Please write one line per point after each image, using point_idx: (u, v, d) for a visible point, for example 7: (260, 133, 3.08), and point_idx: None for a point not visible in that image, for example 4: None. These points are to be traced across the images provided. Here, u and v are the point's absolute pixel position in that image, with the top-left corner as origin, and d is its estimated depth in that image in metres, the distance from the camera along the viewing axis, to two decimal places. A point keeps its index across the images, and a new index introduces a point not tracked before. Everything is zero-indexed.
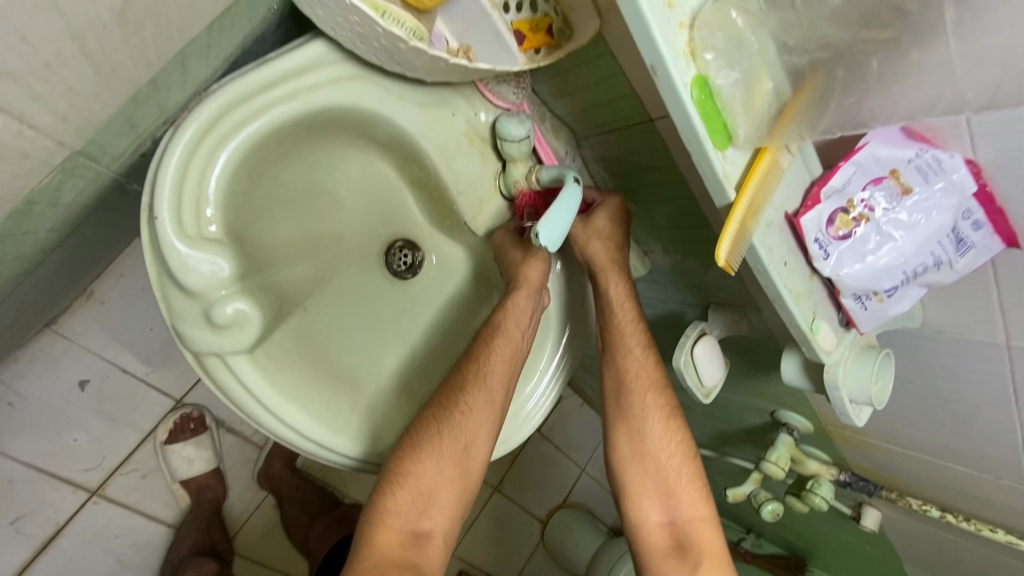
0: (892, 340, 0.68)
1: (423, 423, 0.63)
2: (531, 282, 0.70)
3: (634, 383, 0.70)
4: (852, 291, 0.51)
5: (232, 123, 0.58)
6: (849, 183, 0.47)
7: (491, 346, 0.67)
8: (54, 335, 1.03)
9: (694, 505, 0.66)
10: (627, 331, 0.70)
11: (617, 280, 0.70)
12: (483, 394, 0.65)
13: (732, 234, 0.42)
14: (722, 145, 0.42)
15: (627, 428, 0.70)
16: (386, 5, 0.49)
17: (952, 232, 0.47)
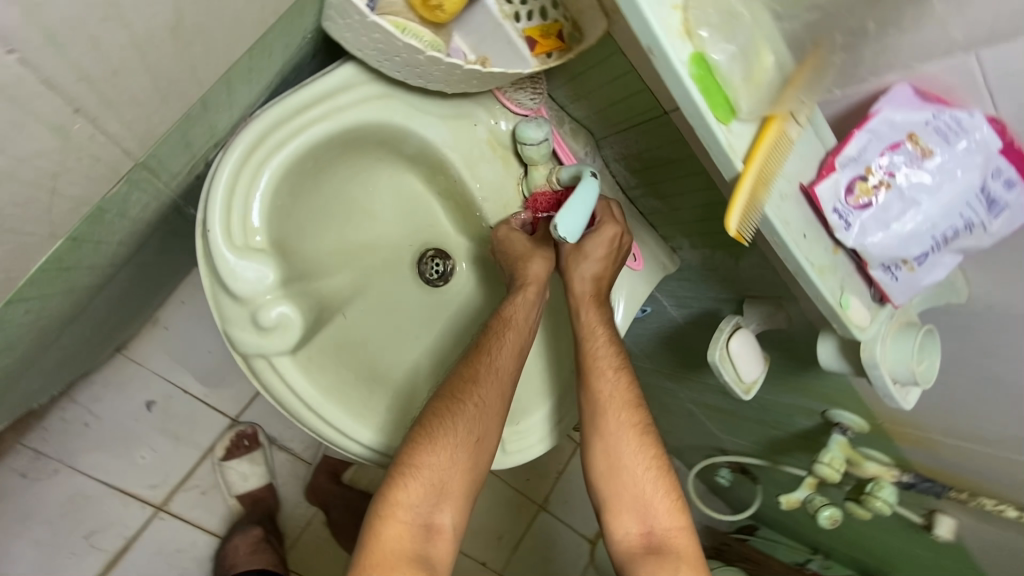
0: (938, 319, 0.66)
1: (435, 413, 0.57)
2: (538, 279, 0.67)
3: (607, 400, 0.69)
4: (879, 261, 0.50)
5: (274, 142, 0.63)
6: (865, 150, 0.47)
7: (500, 338, 0.62)
8: (124, 359, 1.14)
9: (668, 515, 0.65)
10: (597, 354, 0.71)
11: (590, 308, 0.72)
12: (496, 387, 0.59)
13: (741, 205, 0.42)
14: (726, 118, 0.42)
15: (602, 443, 0.68)
16: (405, 22, 0.54)
17: (983, 192, 0.45)
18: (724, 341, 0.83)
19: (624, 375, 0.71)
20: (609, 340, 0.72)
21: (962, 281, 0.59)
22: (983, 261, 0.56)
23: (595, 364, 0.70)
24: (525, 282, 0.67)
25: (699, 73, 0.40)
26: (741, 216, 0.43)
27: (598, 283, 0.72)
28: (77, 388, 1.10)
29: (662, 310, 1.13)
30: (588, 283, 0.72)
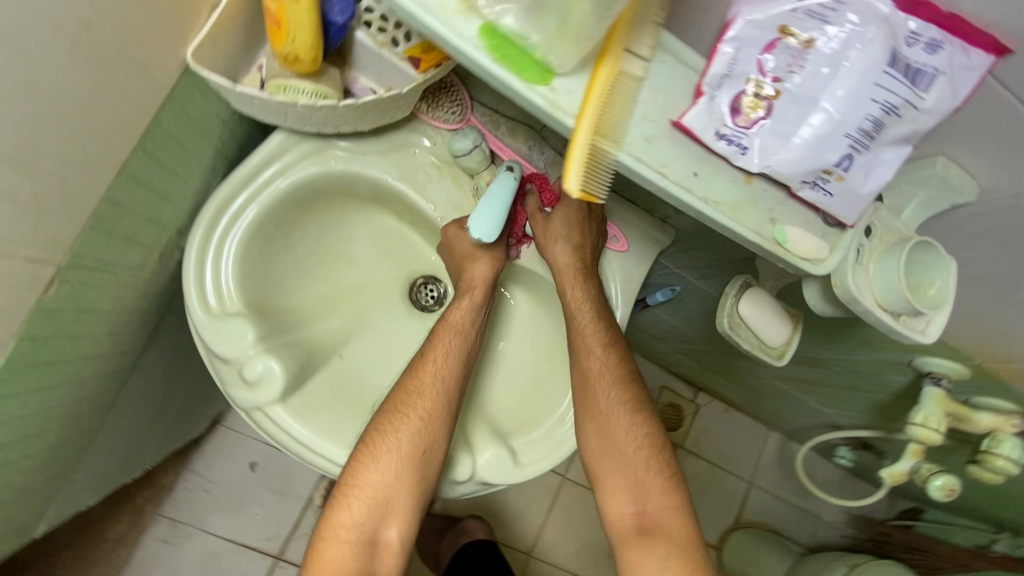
0: (977, 225, 0.53)
1: (379, 431, 0.68)
2: (481, 281, 0.72)
3: (599, 378, 0.73)
4: (799, 179, 0.42)
5: (230, 216, 0.70)
6: (736, 63, 0.40)
7: (437, 348, 0.70)
8: (225, 429, 1.31)
9: (660, 497, 0.71)
10: (590, 331, 0.72)
11: (574, 284, 0.72)
12: (436, 401, 0.69)
13: (580, 160, 0.40)
14: (543, 78, 0.39)
15: (594, 423, 0.73)
16: (285, 82, 0.56)
17: (893, 67, 0.37)
18: (732, 305, 0.74)
19: (619, 354, 0.74)
20: (604, 316, 0.73)
21: (957, 171, 0.47)
22: (986, 142, 0.44)
23: (583, 342, 0.73)
24: (471, 285, 0.72)
25: (495, 44, 0.38)
26: (584, 173, 0.40)
27: (576, 256, 0.71)
28: (193, 461, 1.28)
29: (693, 286, 1.02)
30: (570, 256, 0.71)
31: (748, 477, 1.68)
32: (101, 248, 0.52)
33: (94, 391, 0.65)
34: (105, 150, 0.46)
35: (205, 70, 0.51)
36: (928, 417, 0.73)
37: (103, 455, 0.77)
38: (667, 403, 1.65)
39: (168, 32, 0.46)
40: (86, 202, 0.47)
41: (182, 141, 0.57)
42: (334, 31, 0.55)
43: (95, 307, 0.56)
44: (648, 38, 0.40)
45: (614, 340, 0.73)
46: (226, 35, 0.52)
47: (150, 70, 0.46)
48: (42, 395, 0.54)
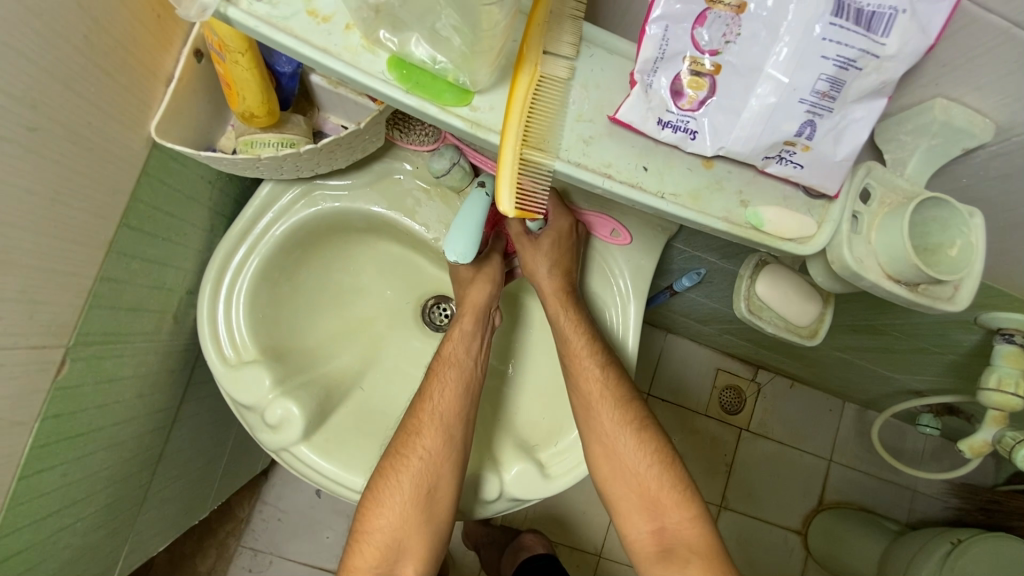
0: (1009, 165, 0.45)
1: (385, 475, 0.69)
2: (474, 305, 0.74)
3: (596, 403, 0.70)
4: (762, 156, 0.38)
5: (234, 270, 0.72)
6: (667, 43, 0.36)
7: (437, 384, 0.72)
8: None
9: (676, 510, 0.68)
10: (582, 354, 0.70)
11: (565, 307, 0.70)
12: (438, 440, 0.70)
13: (511, 175, 0.38)
14: (462, 98, 0.38)
15: (599, 449, 0.70)
16: (251, 138, 0.57)
17: (841, 16, 0.32)
18: (747, 289, 0.68)
19: (612, 372, 0.70)
20: (590, 336, 0.70)
21: (959, 110, 0.41)
22: (991, 72, 0.38)
23: (575, 360, 0.70)
24: (462, 311, 0.74)
25: (404, 74, 0.37)
26: (517, 191, 0.39)
27: (560, 281, 0.70)
28: (265, 492, 1.36)
29: (718, 267, 0.92)
30: (557, 282, 0.70)
31: (827, 454, 1.52)
32: (106, 322, 0.56)
33: (135, 450, 0.70)
34: (85, 235, 0.49)
35: (172, 141, 0.54)
36: (1003, 379, 0.65)
37: (162, 502, 0.83)
38: (723, 385, 1.50)
39: (123, 115, 0.49)
40: (78, 284, 0.50)
41: (169, 209, 0.60)
42: (286, 79, 0.57)
43: (115, 375, 0.61)
44: (567, 35, 0.39)
45: (606, 359, 0.70)
46: (187, 103, 0.55)
47: (114, 154, 0.49)
48: (79, 462, 0.60)
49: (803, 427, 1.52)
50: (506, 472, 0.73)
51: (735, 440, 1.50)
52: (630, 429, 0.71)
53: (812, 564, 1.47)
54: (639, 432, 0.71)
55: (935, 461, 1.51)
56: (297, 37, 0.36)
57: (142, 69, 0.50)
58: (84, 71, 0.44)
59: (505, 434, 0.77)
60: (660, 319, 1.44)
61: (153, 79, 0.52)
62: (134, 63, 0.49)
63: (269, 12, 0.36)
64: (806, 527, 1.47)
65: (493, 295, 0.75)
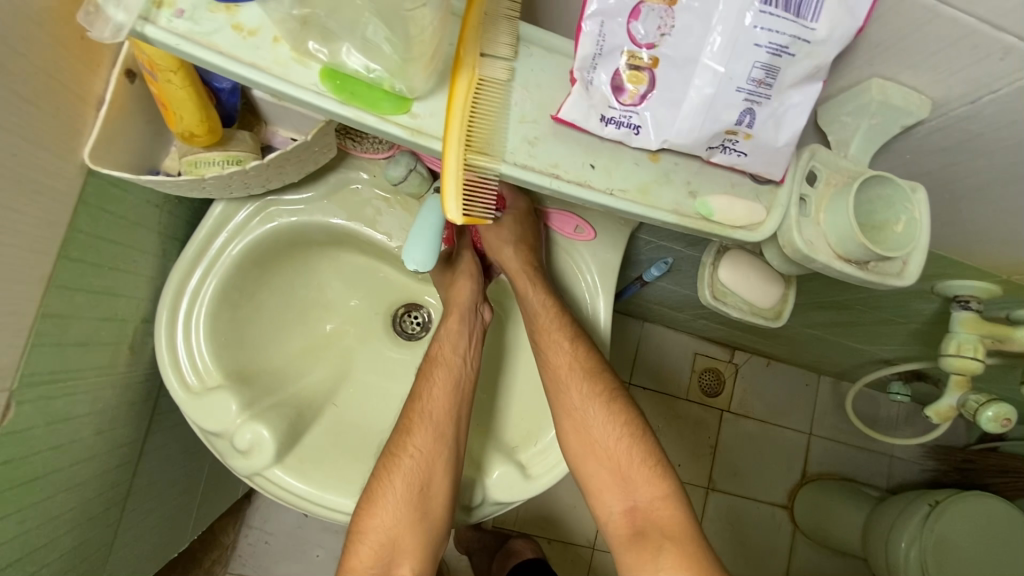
0: (950, 138, 0.46)
1: (377, 475, 0.69)
2: (460, 302, 0.74)
3: (568, 378, 0.70)
4: (705, 146, 0.38)
5: (190, 296, 0.70)
6: (603, 39, 0.35)
7: (428, 382, 0.72)
8: None
9: (650, 488, 0.69)
10: (551, 329, 0.70)
11: (535, 285, 0.70)
12: (425, 432, 0.70)
13: (457, 182, 0.38)
14: (401, 106, 0.37)
15: (570, 425, 0.70)
16: (194, 158, 0.55)
17: (770, 3, 0.32)
18: (710, 276, 0.68)
19: (583, 347, 0.70)
20: (561, 314, 0.70)
21: (896, 89, 0.42)
22: (922, 50, 0.38)
23: (549, 336, 0.70)
24: (449, 309, 0.74)
25: (338, 84, 0.36)
26: (464, 197, 0.38)
27: (526, 258, 0.70)
28: (248, 517, 1.33)
29: (684, 254, 0.93)
30: (521, 260, 0.70)
31: (806, 429, 1.55)
32: (55, 361, 0.53)
33: (100, 489, 0.67)
34: (22, 271, 0.47)
35: (108, 166, 0.52)
36: (962, 344, 0.67)
37: (136, 539, 0.80)
38: (701, 369, 1.52)
39: (50, 143, 0.47)
40: (18, 324, 0.48)
41: (112, 237, 0.57)
42: (226, 95, 0.55)
43: (68, 414, 0.58)
44: (504, 36, 0.38)
45: (576, 335, 0.70)
46: (123, 126, 0.53)
47: (45, 183, 0.47)
48: (38, 508, 0.57)
49: (782, 403, 1.55)
50: (488, 476, 0.73)
51: (717, 422, 1.52)
52: (603, 405, 0.71)
53: (801, 536, 1.51)
54: (614, 408, 0.72)
55: (909, 426, 1.56)
56: (221, 52, 0.35)
57: (67, 92, 0.47)
58: (3, 100, 0.42)
59: (485, 438, 0.76)
60: (634, 309, 1.45)
61: (83, 103, 0.50)
62: (60, 89, 0.47)
63: (189, 28, 0.34)
64: (791, 501, 1.50)
65: (480, 291, 0.75)
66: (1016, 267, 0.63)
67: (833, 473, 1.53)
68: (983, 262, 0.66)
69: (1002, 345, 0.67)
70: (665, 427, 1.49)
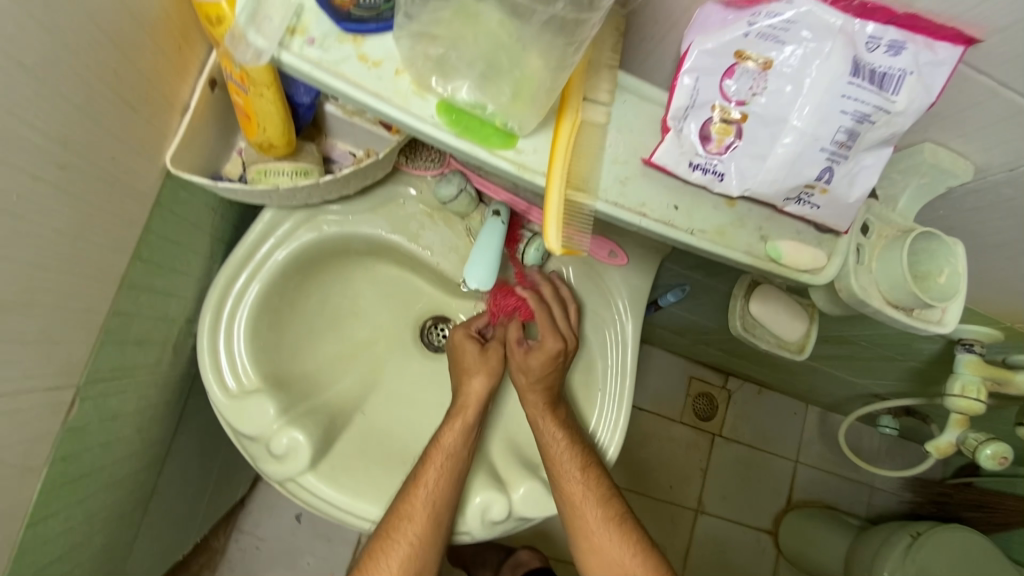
0: (983, 199, 0.51)
1: (375, 556, 0.72)
2: (475, 396, 0.74)
3: (582, 505, 0.74)
4: (783, 197, 0.41)
5: (234, 300, 0.71)
6: (697, 93, 0.39)
7: (427, 477, 0.70)
8: (267, 486, 1.33)
9: None
10: (566, 463, 0.72)
11: (554, 426, 0.73)
12: (427, 526, 0.70)
13: (556, 217, 0.40)
14: (507, 142, 0.40)
15: (587, 545, 0.75)
16: (266, 167, 0.57)
17: (858, 76, 0.36)
18: (742, 308, 0.72)
19: (594, 478, 0.73)
20: (578, 453, 0.73)
21: (945, 153, 0.46)
22: (975, 123, 0.43)
23: (560, 467, 0.72)
24: (462, 407, 0.74)
25: (453, 118, 0.39)
26: (563, 230, 0.41)
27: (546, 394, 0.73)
28: (240, 521, 1.31)
29: (702, 283, 0.97)
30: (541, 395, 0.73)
31: (795, 456, 1.60)
32: (115, 358, 0.54)
33: (130, 488, 0.67)
34: (100, 270, 0.47)
35: (186, 171, 0.53)
36: (966, 385, 0.70)
37: (150, 539, 0.79)
38: (696, 393, 1.56)
39: (141, 147, 0.48)
40: (92, 321, 0.48)
41: (174, 238, 0.58)
42: (303, 110, 0.56)
43: (117, 413, 0.58)
44: (604, 84, 0.41)
45: (587, 467, 0.73)
46: (201, 132, 0.54)
47: (131, 185, 0.48)
48: (79, 505, 0.56)
49: (773, 431, 1.59)
50: (514, 492, 0.74)
51: (711, 445, 1.56)
52: (610, 524, 0.75)
53: (784, 561, 1.55)
54: (622, 528, 0.76)
55: (891, 458, 1.61)
56: (349, 81, 0.37)
57: (160, 99, 0.49)
58: (110, 105, 0.43)
59: (512, 454, 0.78)
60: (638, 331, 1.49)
61: (170, 108, 0.51)
62: (154, 94, 0.48)
63: (319, 57, 0.36)
64: (777, 527, 1.54)
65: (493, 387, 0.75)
66: (1018, 316, 0.68)
67: (818, 501, 1.58)
68: (986, 310, 0.71)
69: (1004, 388, 0.71)
70: (661, 449, 1.52)
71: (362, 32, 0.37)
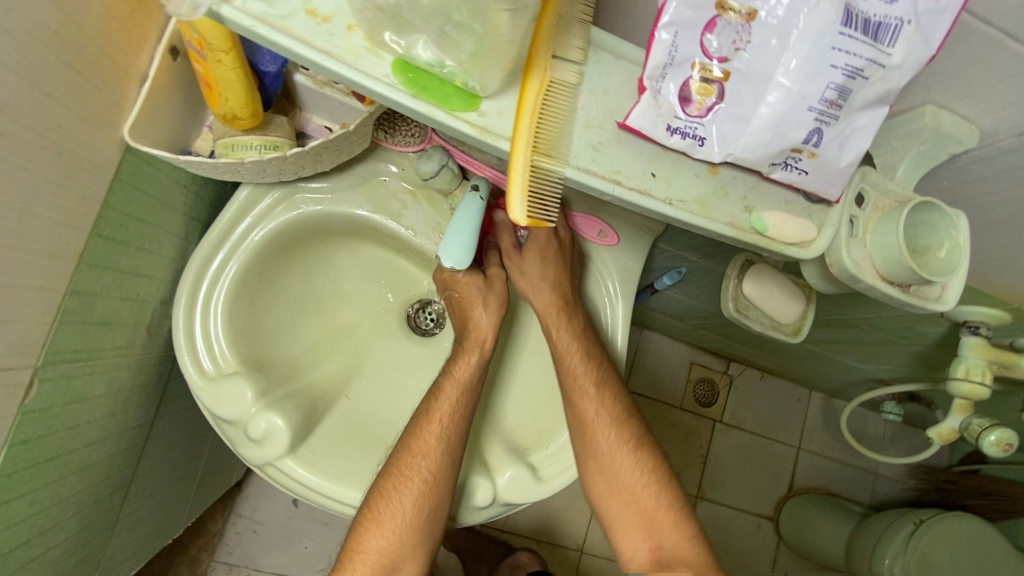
0: (989, 168, 0.48)
1: (382, 494, 0.69)
2: (487, 329, 0.72)
3: (596, 426, 0.72)
4: (768, 163, 0.39)
5: (210, 282, 0.69)
6: (676, 49, 0.36)
7: (444, 399, 0.70)
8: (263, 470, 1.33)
9: (673, 530, 0.71)
10: (583, 377, 0.71)
11: (566, 330, 0.71)
12: (441, 451, 0.69)
13: (522, 184, 0.37)
14: (470, 104, 0.37)
15: (598, 470, 0.72)
16: (232, 141, 0.54)
17: (850, 26, 0.33)
18: (735, 289, 0.69)
19: (609, 395, 0.72)
20: (596, 368, 0.71)
21: (948, 117, 0.43)
22: (980, 83, 0.39)
23: (577, 379, 0.71)
24: (470, 344, 0.72)
25: (410, 77, 0.36)
26: (529, 199, 0.38)
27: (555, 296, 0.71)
28: (237, 505, 1.31)
29: (698, 265, 0.94)
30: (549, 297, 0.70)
31: (796, 442, 1.57)
32: (78, 339, 0.52)
33: (107, 472, 0.66)
34: (54, 247, 0.45)
35: (147, 144, 0.51)
36: (970, 369, 0.67)
37: (134, 523, 0.79)
38: (697, 378, 1.54)
39: (93, 116, 0.46)
40: (47, 300, 0.47)
41: (140, 215, 0.56)
42: (269, 79, 0.54)
43: (85, 395, 0.57)
44: (575, 40, 0.38)
45: (603, 382, 0.72)
46: (162, 103, 0.51)
47: (84, 158, 0.46)
48: (48, 489, 0.55)
49: (775, 417, 1.57)
50: (499, 477, 0.72)
51: (711, 432, 1.54)
52: (626, 448, 0.74)
53: (784, 548, 1.53)
54: (637, 455, 0.74)
55: (895, 445, 1.59)
56: (295, 36, 0.34)
57: (113, 66, 0.46)
58: (52, 69, 0.40)
59: (499, 440, 0.76)
60: (637, 316, 1.46)
61: (126, 77, 0.48)
62: (105, 61, 0.45)
63: (263, 11, 0.34)
64: (778, 513, 1.52)
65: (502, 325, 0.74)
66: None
67: (820, 487, 1.56)
68: (994, 291, 0.68)
69: (1010, 371, 0.68)
70: (660, 435, 1.50)
71: None
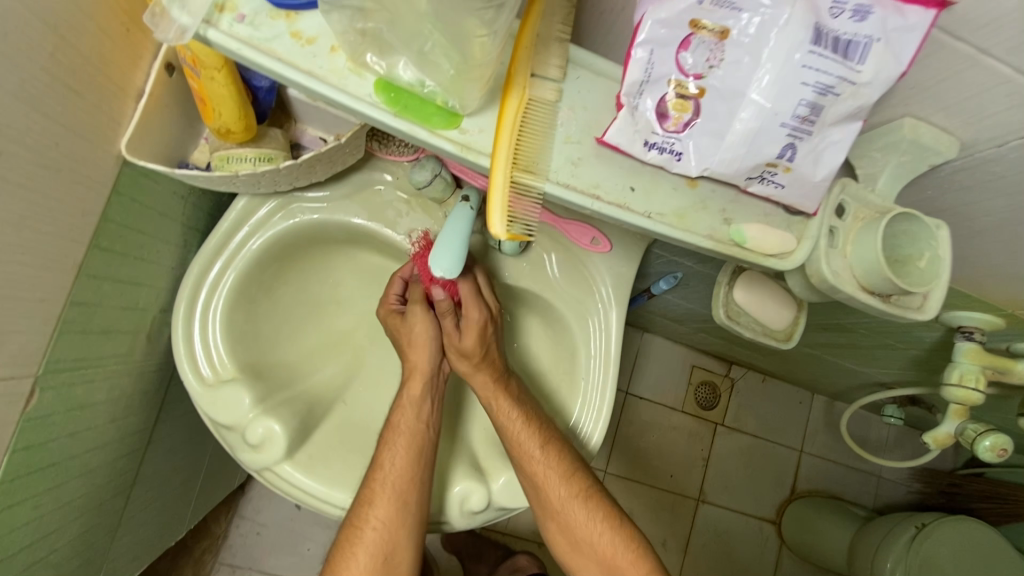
0: (973, 178, 0.48)
1: (342, 546, 0.68)
2: (420, 370, 0.73)
3: (545, 482, 0.70)
4: (745, 176, 0.39)
5: (208, 290, 0.70)
6: (652, 66, 0.36)
7: (390, 452, 0.69)
8: None
9: (634, 571, 0.71)
10: (524, 437, 0.70)
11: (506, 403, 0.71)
12: (391, 508, 0.68)
13: (502, 201, 0.39)
14: (450, 122, 0.38)
15: (553, 522, 0.73)
16: (227, 154, 0.55)
17: (820, 44, 0.33)
18: (726, 296, 0.69)
19: (555, 453, 0.70)
20: (536, 427, 0.70)
21: (927, 129, 0.43)
22: (955, 96, 0.40)
23: (519, 443, 0.70)
24: (410, 375, 0.73)
25: (392, 97, 0.37)
26: (509, 214, 0.39)
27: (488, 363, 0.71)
28: (241, 507, 1.33)
29: (694, 270, 0.94)
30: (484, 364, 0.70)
31: (798, 445, 1.57)
32: (78, 348, 0.54)
33: (108, 476, 0.67)
34: (53, 260, 0.47)
35: (144, 158, 0.52)
36: (964, 374, 0.66)
37: (137, 526, 0.80)
38: (698, 381, 1.54)
39: (91, 133, 0.47)
40: (47, 311, 0.48)
41: (138, 227, 0.57)
42: (263, 93, 0.55)
43: (85, 403, 0.58)
44: (554, 58, 0.39)
45: (546, 440, 0.70)
46: (160, 118, 0.53)
47: (81, 173, 0.47)
48: (50, 494, 0.57)
49: (776, 420, 1.56)
50: (494, 481, 0.73)
51: (712, 435, 1.54)
52: (577, 501, 0.72)
53: (787, 551, 1.53)
54: (591, 504, 0.73)
55: (898, 448, 1.58)
56: (280, 59, 0.35)
57: (109, 84, 0.48)
58: (49, 89, 0.42)
59: (494, 445, 0.77)
60: (637, 319, 1.47)
61: (123, 94, 0.50)
62: (102, 79, 0.47)
63: (249, 34, 0.35)
64: (780, 517, 1.52)
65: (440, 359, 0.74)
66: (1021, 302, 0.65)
67: (822, 491, 1.55)
68: (988, 297, 0.68)
69: (1004, 377, 0.68)
70: (661, 437, 1.50)
71: (293, 8, 0.36)
